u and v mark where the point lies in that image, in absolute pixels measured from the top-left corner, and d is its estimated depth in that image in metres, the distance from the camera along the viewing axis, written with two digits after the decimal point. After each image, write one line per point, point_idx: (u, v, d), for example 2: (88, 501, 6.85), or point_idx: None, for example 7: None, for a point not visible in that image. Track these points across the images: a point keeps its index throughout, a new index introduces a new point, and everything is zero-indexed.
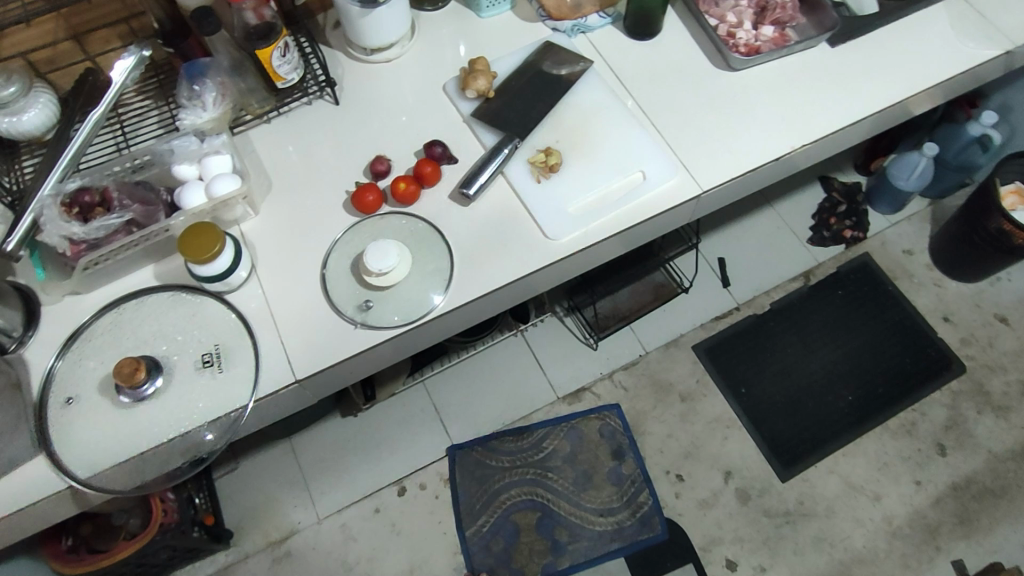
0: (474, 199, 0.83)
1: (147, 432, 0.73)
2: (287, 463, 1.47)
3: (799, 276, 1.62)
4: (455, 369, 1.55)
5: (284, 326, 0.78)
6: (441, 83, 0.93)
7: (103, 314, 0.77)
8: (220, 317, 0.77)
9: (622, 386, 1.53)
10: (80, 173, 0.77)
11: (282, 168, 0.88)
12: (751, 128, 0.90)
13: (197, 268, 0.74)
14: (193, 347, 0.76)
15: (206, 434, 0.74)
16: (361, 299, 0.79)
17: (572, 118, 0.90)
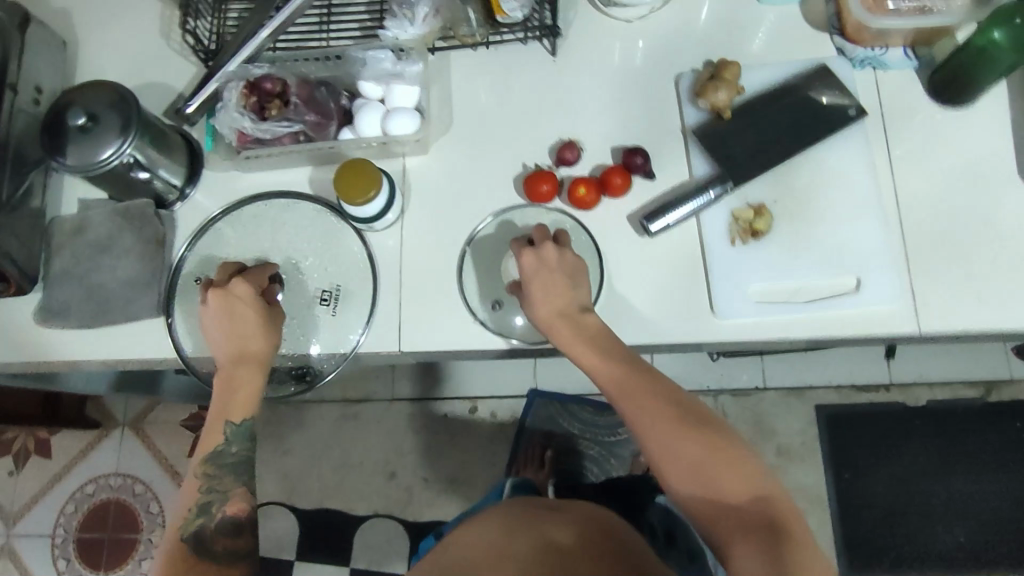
0: (654, 234, 0.71)
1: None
2: None
3: (980, 384, 1.38)
4: None
5: (409, 288, 0.74)
6: (677, 73, 0.78)
7: (249, 208, 0.77)
8: (352, 252, 0.75)
9: (723, 409, 1.41)
10: (272, 59, 0.73)
11: (468, 107, 0.79)
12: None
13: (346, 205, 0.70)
14: (318, 277, 0.75)
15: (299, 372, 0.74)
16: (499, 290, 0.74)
17: (807, 178, 0.73)
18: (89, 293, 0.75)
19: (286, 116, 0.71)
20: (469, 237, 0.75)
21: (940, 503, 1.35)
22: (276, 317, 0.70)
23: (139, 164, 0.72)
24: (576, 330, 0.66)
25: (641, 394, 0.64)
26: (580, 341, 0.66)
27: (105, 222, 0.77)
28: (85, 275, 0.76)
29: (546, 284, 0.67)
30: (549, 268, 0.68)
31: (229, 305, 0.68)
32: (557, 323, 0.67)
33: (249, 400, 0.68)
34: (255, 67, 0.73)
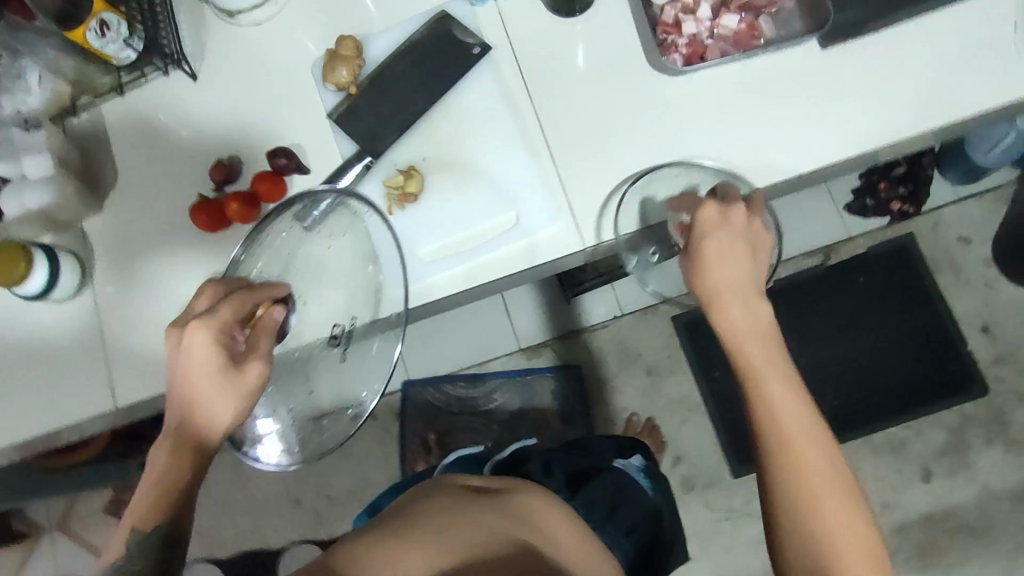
0: (314, 228, 0.70)
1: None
2: None
3: (820, 251, 1.39)
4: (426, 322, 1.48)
5: (111, 348, 0.75)
6: (308, 66, 0.78)
7: None
8: (54, 330, 0.76)
9: (586, 347, 1.43)
10: None
11: (127, 152, 0.79)
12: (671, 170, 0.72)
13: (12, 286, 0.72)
14: (28, 366, 0.76)
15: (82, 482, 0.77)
16: (304, 389, 0.68)
17: (449, 128, 0.74)
18: None
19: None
20: (155, 284, 0.76)
21: (810, 376, 1.36)
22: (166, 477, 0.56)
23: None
24: (752, 313, 0.62)
25: (802, 455, 0.56)
26: (752, 341, 0.61)
27: None
28: None
29: (732, 261, 0.63)
30: (746, 261, 0.63)
31: (177, 348, 0.57)
32: (731, 311, 0.62)
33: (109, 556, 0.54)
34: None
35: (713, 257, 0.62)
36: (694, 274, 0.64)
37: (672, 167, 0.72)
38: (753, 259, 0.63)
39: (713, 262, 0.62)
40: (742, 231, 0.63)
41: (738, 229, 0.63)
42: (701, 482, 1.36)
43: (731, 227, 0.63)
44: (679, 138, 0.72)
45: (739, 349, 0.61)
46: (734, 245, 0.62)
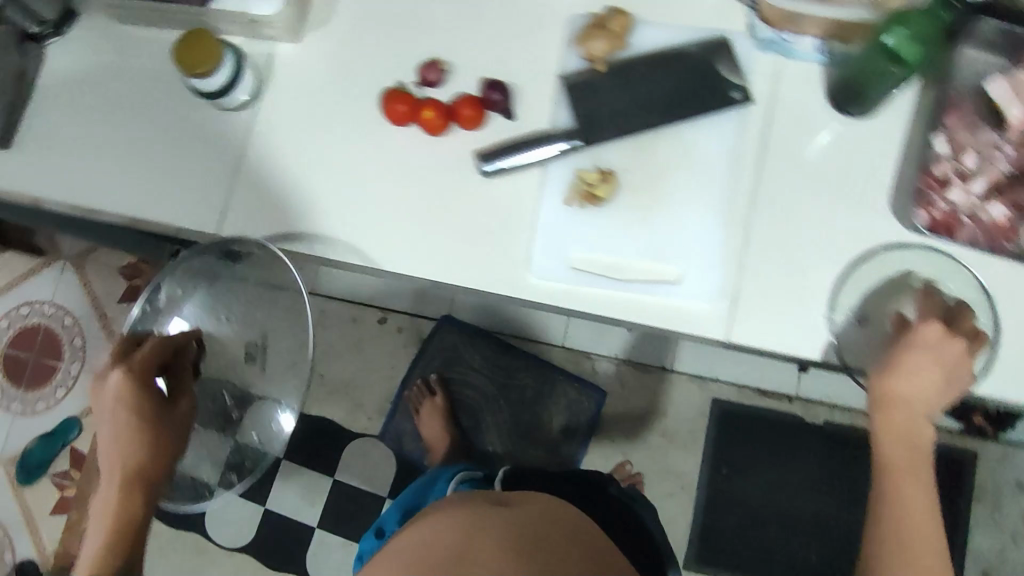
0: (491, 175, 0.70)
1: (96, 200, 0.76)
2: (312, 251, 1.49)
3: None
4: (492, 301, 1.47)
5: (245, 175, 0.73)
6: (567, 14, 0.73)
7: (118, 62, 0.77)
8: (203, 130, 0.75)
9: (621, 380, 1.41)
10: None
11: (353, 2, 0.75)
12: (855, 296, 0.67)
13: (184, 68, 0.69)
14: (164, 151, 0.75)
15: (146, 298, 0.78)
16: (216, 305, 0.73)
17: (668, 154, 0.69)
18: None
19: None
20: (315, 140, 0.73)
21: (805, 522, 1.34)
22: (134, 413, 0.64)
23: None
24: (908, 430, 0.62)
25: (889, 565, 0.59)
26: (900, 439, 0.62)
27: None
28: None
29: (921, 377, 0.61)
30: (941, 389, 0.61)
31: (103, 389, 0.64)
32: (896, 414, 0.62)
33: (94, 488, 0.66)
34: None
35: (903, 377, 0.61)
36: (881, 370, 0.63)
37: (869, 271, 0.67)
38: (954, 346, 0.60)
39: (899, 374, 0.62)
40: (946, 363, 0.60)
41: (946, 361, 0.60)
42: None
43: (941, 357, 0.60)
44: (886, 272, 0.68)
45: (890, 461, 0.62)
46: (941, 367, 0.60)
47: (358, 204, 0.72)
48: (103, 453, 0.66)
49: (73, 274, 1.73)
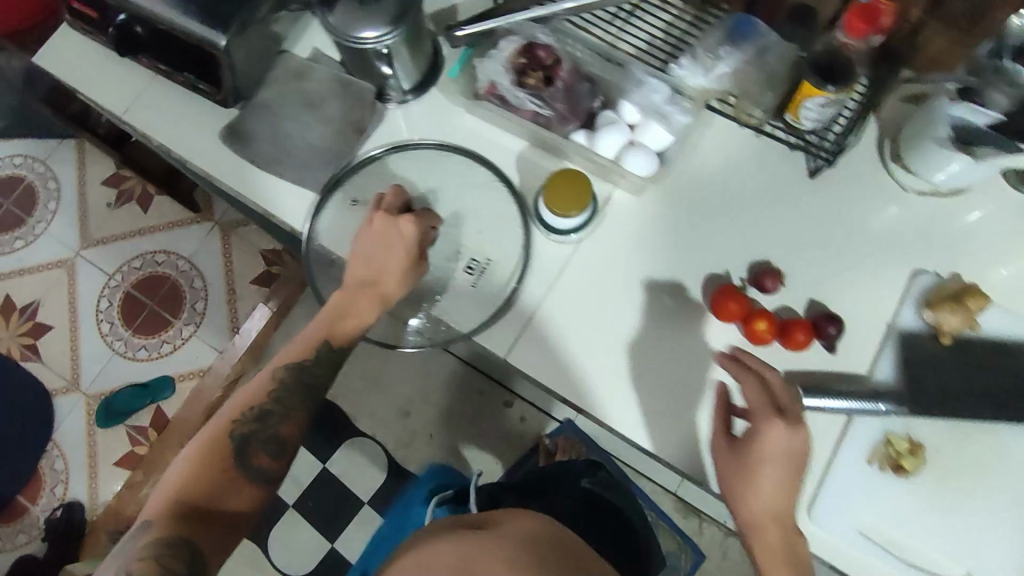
0: (803, 408, 0.67)
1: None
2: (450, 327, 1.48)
3: None
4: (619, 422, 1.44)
5: (545, 309, 0.71)
6: (918, 267, 0.71)
7: (449, 139, 0.75)
8: (516, 242, 0.72)
9: (725, 549, 1.35)
10: (564, 35, 0.71)
11: (704, 176, 0.73)
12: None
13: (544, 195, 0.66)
14: (475, 244, 0.72)
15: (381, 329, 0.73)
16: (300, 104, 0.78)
17: (985, 448, 0.66)
18: (272, 139, 0.75)
19: (538, 93, 0.69)
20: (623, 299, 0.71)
21: None
22: (406, 271, 0.67)
23: (387, 58, 0.71)
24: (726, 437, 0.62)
25: None
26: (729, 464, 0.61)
27: (322, 81, 0.77)
28: (279, 116, 0.76)
29: (778, 491, 0.58)
30: (795, 483, 0.59)
31: (389, 231, 0.66)
32: (769, 531, 0.58)
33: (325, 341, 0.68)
34: (547, 36, 0.70)
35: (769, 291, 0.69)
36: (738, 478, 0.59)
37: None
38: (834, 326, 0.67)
39: (749, 483, 0.59)
40: (801, 455, 0.58)
41: (796, 449, 0.58)
42: None
43: (790, 452, 0.58)
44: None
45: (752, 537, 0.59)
46: (794, 450, 0.58)
47: (655, 379, 0.68)
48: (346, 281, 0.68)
49: (217, 240, 1.75)
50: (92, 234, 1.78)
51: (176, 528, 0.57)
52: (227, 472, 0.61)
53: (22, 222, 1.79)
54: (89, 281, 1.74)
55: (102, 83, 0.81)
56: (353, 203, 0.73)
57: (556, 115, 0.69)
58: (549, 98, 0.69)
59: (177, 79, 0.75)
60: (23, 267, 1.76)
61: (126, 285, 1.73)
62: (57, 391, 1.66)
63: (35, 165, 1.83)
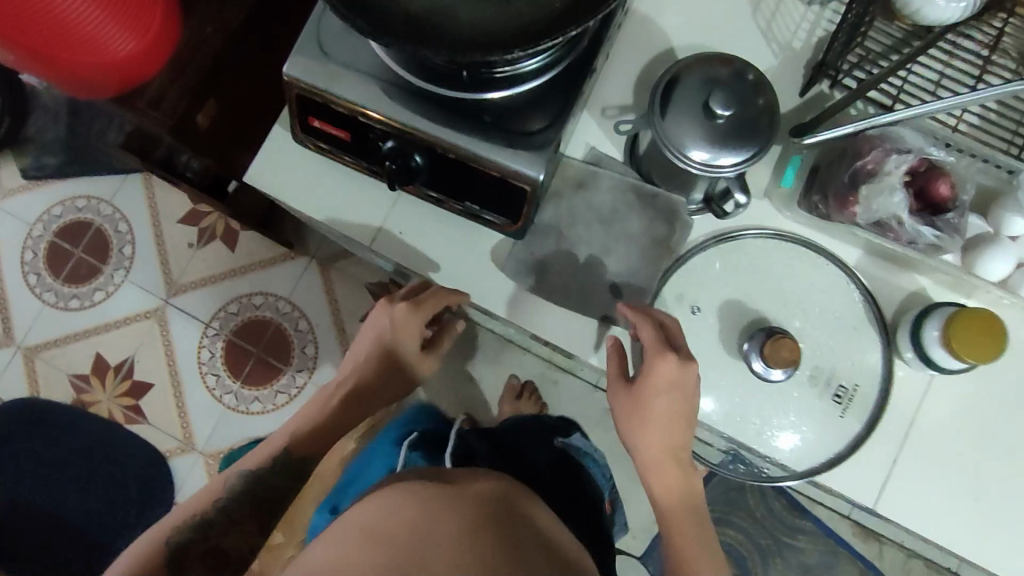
0: None
1: (713, 418, 0.65)
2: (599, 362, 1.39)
3: None
4: None
5: (910, 438, 0.63)
6: None
7: (776, 253, 0.65)
8: (872, 365, 0.64)
9: (910, 571, 1.30)
10: (925, 130, 0.59)
11: None
12: None
13: (934, 324, 0.59)
14: (840, 366, 0.64)
15: (713, 404, 0.65)
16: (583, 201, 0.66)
17: None
18: (573, 268, 0.65)
19: (920, 218, 0.57)
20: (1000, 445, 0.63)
21: None
22: (661, 409, 0.57)
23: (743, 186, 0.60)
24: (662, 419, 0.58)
25: None
26: (656, 429, 0.57)
27: (611, 193, 0.65)
28: (574, 240, 0.65)
29: (675, 425, 0.57)
30: (685, 417, 0.57)
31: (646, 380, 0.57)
32: (666, 465, 0.58)
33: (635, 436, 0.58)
34: (933, 146, 0.58)
35: None
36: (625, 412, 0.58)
37: None
38: None
39: (643, 422, 0.58)
40: (690, 387, 0.57)
41: (681, 384, 0.57)
42: None
43: (673, 386, 0.57)
44: None
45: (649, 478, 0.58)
46: (683, 382, 0.56)
47: None
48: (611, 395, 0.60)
49: (317, 276, 1.60)
50: (177, 279, 1.60)
51: (300, 456, 0.61)
52: (350, 396, 0.63)
53: (99, 271, 1.60)
54: (185, 332, 1.59)
55: (340, 205, 0.69)
56: (693, 311, 0.66)
57: (948, 241, 0.57)
58: (939, 222, 0.57)
59: (450, 206, 0.65)
60: (107, 322, 1.59)
61: (226, 333, 1.59)
62: (171, 452, 1.55)
63: (99, 207, 1.63)
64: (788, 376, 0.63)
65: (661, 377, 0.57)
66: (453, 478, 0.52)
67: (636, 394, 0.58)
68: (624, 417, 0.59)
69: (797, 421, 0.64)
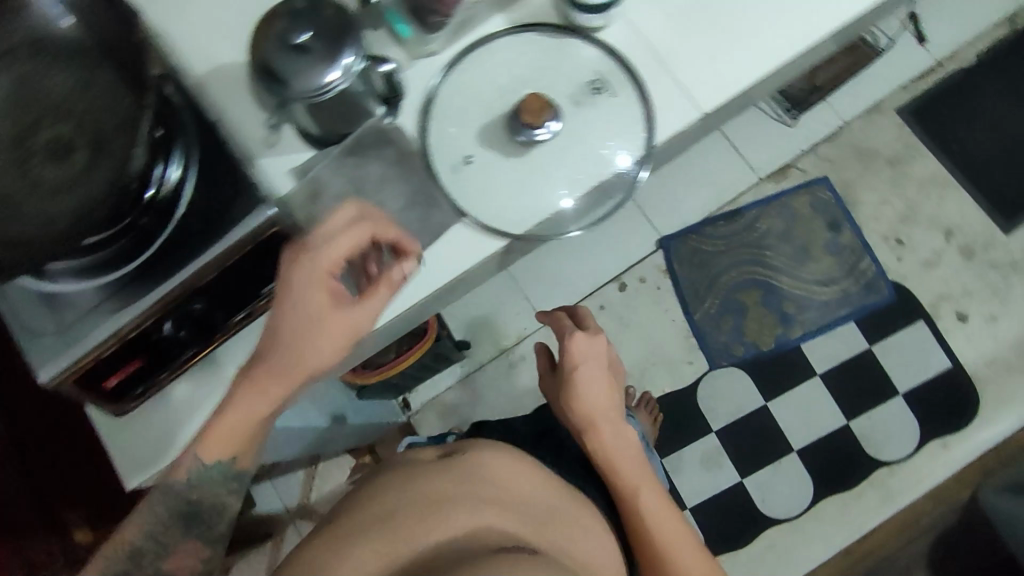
0: None
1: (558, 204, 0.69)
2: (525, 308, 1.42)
3: (1004, 21, 1.48)
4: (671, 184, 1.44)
5: (668, 54, 0.70)
6: None
7: (462, 75, 0.71)
8: (591, 53, 0.71)
9: (826, 159, 1.46)
10: None
11: None
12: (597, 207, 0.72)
13: None
14: (579, 75, 0.71)
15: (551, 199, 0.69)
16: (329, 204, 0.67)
17: None
18: (374, 237, 0.67)
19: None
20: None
21: None
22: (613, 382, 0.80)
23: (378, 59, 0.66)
24: (607, 378, 0.79)
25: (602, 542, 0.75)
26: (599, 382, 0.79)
27: (335, 171, 0.68)
28: None
29: (602, 389, 0.79)
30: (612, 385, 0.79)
31: (574, 367, 0.78)
32: (598, 426, 0.79)
33: (602, 398, 0.79)
34: None
35: None
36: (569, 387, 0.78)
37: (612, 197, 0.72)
38: None
39: (580, 389, 0.78)
40: (607, 359, 0.79)
41: (603, 362, 0.79)
42: (979, 247, 1.39)
43: (598, 360, 0.78)
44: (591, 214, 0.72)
45: (590, 427, 0.79)
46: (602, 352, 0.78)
47: None
48: (564, 378, 0.79)
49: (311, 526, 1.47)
50: None
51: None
52: None
53: None
54: None
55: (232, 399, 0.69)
56: (469, 163, 0.69)
57: None
58: None
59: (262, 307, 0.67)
60: None
61: None
62: None
63: None
64: (561, 118, 0.69)
65: (576, 350, 0.78)
66: (437, 479, 0.68)
67: (572, 378, 0.78)
68: (565, 386, 0.79)
69: (606, 140, 0.70)
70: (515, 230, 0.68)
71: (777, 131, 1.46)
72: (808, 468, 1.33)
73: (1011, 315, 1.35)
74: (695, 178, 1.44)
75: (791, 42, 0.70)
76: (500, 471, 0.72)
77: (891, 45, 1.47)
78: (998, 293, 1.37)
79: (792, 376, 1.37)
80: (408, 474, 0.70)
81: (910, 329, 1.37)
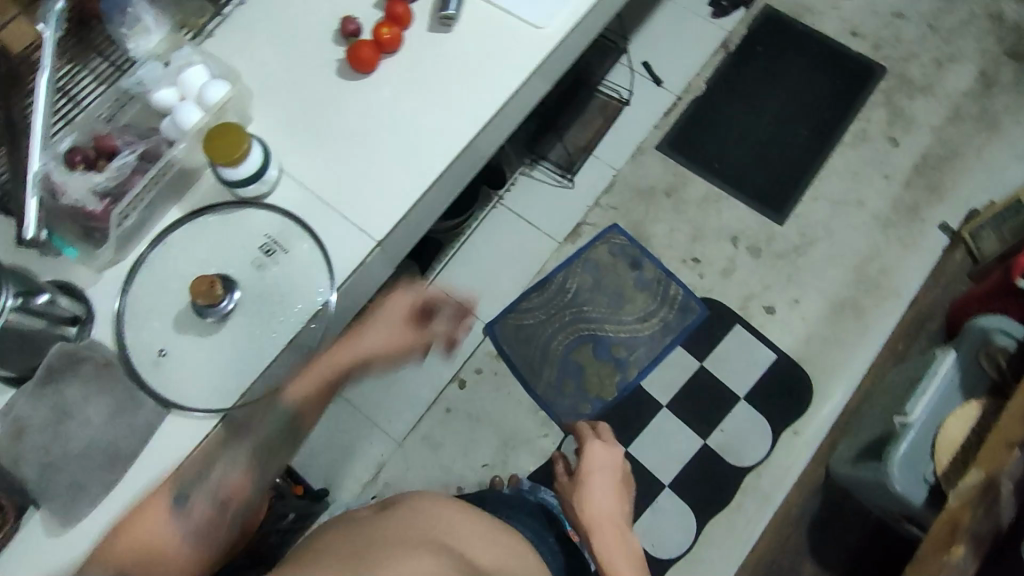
0: (456, 22, 0.83)
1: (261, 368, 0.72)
2: (376, 435, 1.41)
3: (718, 48, 1.66)
4: (479, 273, 1.50)
5: (332, 201, 0.77)
6: None
7: (143, 273, 0.74)
8: (263, 218, 0.76)
9: (611, 207, 1.55)
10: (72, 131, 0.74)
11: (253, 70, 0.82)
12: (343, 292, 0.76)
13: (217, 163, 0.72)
14: (252, 242, 0.75)
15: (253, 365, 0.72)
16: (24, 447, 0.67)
17: None
18: (83, 458, 0.67)
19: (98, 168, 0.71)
20: (355, 145, 0.79)
21: (774, 128, 1.60)
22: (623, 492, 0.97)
23: (34, 290, 0.67)
24: (608, 493, 0.95)
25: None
26: (600, 483, 0.95)
27: (32, 405, 0.67)
28: (57, 454, 0.67)
29: (606, 496, 0.94)
30: (616, 491, 0.96)
31: (593, 459, 0.98)
32: (594, 526, 0.90)
33: (601, 502, 0.93)
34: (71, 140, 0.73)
35: None
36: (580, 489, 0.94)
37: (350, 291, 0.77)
38: None
39: (588, 488, 0.95)
40: (618, 468, 0.98)
41: (610, 465, 0.98)
42: (763, 243, 1.52)
43: (605, 462, 0.98)
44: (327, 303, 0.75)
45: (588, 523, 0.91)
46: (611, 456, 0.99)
47: (411, 125, 0.80)
48: (591, 475, 0.96)
49: None
50: None
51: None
52: None
53: None
54: None
55: None
56: (165, 356, 0.71)
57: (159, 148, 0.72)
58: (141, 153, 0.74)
59: None
60: None
61: None
62: None
63: None
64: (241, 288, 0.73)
65: (596, 453, 0.99)
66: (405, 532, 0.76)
67: (586, 476, 0.96)
68: (584, 477, 0.96)
69: (293, 295, 0.74)
70: (225, 404, 0.70)
71: (560, 197, 1.56)
72: (683, 498, 1.35)
73: (808, 295, 1.48)
74: (500, 261, 1.51)
75: (436, 158, 0.78)
76: (452, 522, 0.82)
77: (630, 96, 1.63)
78: (791, 279, 1.49)
79: (642, 415, 1.41)
80: (356, 536, 0.75)
81: (730, 336, 1.45)
